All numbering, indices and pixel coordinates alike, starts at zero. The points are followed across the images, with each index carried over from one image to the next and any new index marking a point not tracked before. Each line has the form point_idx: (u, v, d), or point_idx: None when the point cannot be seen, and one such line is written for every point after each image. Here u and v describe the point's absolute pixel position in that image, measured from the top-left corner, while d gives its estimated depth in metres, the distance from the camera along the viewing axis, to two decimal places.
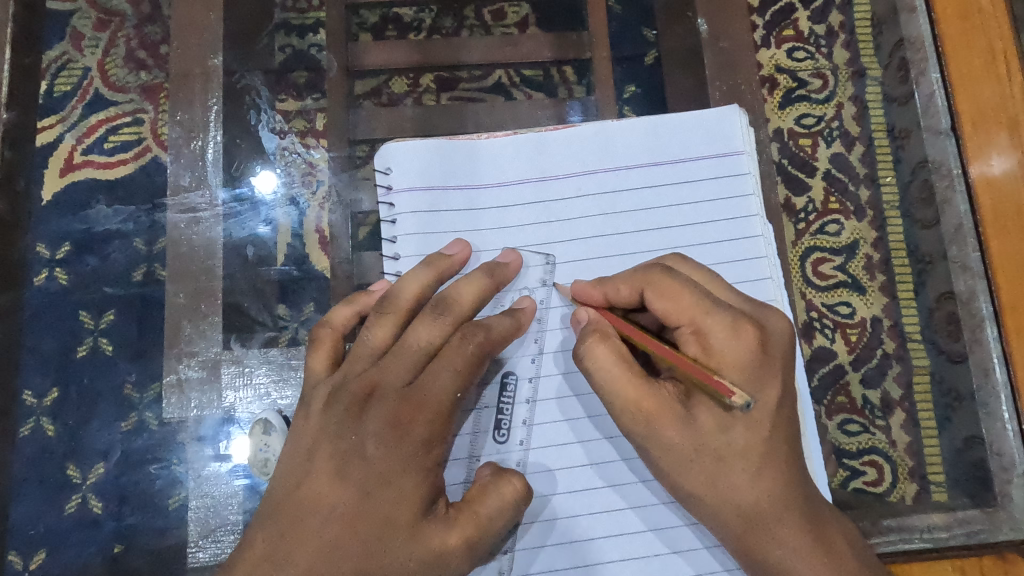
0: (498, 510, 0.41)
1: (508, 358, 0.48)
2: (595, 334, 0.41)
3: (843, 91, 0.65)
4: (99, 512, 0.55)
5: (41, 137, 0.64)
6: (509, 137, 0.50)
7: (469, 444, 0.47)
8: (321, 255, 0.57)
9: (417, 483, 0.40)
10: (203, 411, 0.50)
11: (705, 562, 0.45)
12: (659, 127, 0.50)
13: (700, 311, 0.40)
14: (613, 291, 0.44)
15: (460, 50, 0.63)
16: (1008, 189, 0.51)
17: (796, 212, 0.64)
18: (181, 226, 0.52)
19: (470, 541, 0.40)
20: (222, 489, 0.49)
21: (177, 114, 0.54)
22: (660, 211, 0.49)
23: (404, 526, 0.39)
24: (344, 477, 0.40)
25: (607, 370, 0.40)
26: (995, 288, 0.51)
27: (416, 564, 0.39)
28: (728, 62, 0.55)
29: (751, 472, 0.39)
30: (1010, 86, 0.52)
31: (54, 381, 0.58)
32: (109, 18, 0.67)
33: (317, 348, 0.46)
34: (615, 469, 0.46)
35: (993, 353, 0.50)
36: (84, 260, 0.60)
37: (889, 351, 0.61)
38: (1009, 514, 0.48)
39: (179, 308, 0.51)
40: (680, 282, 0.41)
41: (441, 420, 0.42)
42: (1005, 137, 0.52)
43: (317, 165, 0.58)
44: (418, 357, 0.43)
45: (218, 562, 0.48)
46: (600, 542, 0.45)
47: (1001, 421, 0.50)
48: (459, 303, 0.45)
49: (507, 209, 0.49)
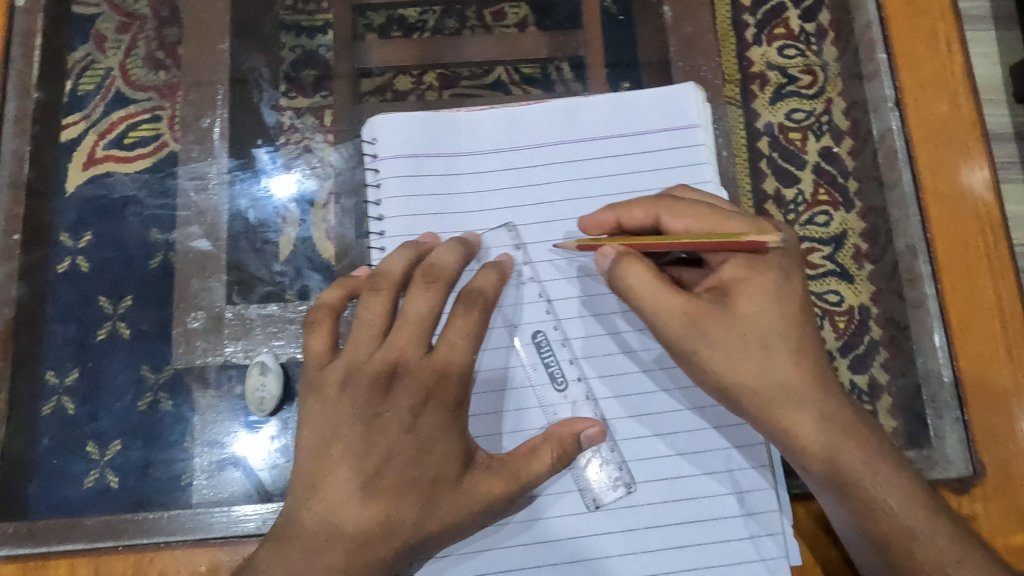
0: (536, 474, 0.45)
1: (511, 306, 0.52)
2: (631, 256, 0.47)
3: (833, 86, 0.67)
4: (115, 485, 0.58)
5: (67, 133, 0.68)
6: (486, 111, 0.55)
7: (485, 381, 0.51)
8: (328, 244, 0.60)
9: (454, 443, 0.45)
10: (207, 359, 0.55)
11: (583, 500, 0.49)
12: (621, 102, 0.55)
13: (718, 218, 0.47)
14: (627, 215, 0.50)
15: (461, 48, 0.68)
16: (943, 160, 0.55)
17: (785, 204, 0.65)
18: (190, 193, 0.58)
19: (510, 491, 0.45)
20: (221, 430, 0.54)
21: (190, 94, 0.59)
22: (621, 177, 0.54)
23: (450, 480, 0.44)
24: (375, 431, 0.44)
25: (644, 288, 0.46)
26: (933, 249, 0.54)
27: (453, 516, 0.43)
28: (689, 45, 0.60)
29: (792, 356, 0.45)
30: (948, 63, 0.57)
31: (74, 360, 0.62)
32: (131, 20, 0.72)
33: (316, 327, 0.47)
34: (606, 404, 0.51)
35: (931, 308, 0.53)
36: (103, 249, 0.65)
37: (878, 338, 0.60)
38: (942, 452, 0.51)
39: (189, 263, 0.56)
40: (690, 202, 0.48)
41: (463, 382, 0.46)
42: (944, 107, 0.56)
43: (326, 157, 0.61)
44: (421, 322, 0.46)
45: (219, 498, 0.53)
46: (579, 471, 0.49)
47: (936, 373, 0.53)
48: (445, 269, 0.47)
49: (482, 175, 0.54)
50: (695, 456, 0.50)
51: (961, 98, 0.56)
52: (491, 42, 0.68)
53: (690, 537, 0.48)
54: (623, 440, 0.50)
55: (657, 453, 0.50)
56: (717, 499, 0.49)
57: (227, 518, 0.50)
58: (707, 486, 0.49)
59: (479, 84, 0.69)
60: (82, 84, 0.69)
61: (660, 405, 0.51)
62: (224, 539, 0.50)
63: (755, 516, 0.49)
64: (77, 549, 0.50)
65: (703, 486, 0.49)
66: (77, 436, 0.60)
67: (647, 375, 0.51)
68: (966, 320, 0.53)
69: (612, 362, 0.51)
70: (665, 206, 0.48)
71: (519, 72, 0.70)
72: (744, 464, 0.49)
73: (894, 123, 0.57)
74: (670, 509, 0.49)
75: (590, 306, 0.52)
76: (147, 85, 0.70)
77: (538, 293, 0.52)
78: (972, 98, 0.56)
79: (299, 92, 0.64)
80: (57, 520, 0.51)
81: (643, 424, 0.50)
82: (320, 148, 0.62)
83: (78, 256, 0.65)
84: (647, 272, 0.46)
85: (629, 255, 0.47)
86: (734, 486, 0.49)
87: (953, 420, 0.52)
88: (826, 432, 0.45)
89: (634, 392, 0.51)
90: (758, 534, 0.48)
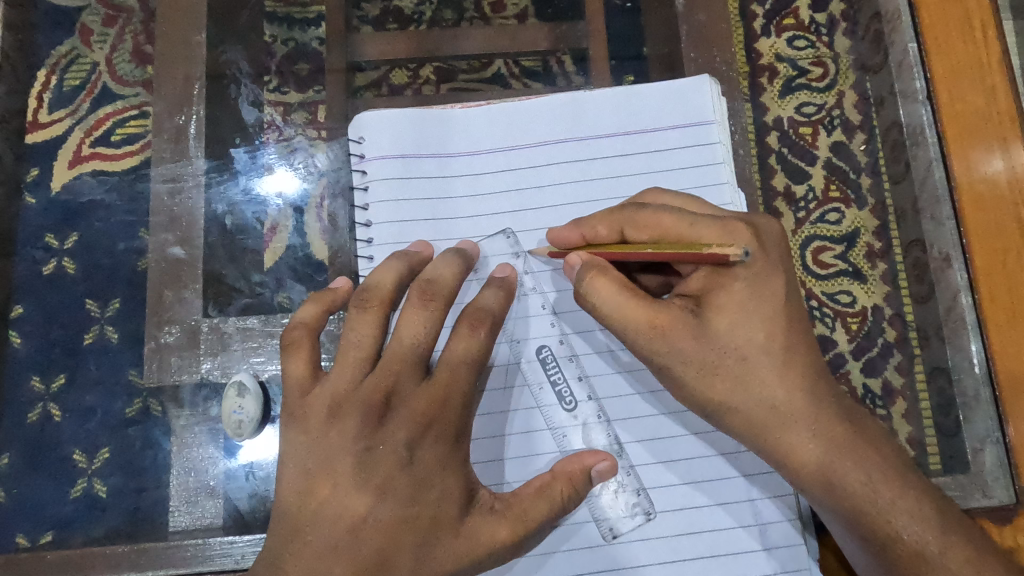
0: (544, 511, 0.41)
1: (515, 319, 0.48)
2: (594, 270, 0.42)
3: (845, 79, 0.63)
4: (102, 495, 0.55)
5: (53, 130, 0.65)
6: (482, 107, 0.51)
7: (489, 402, 0.47)
8: (321, 245, 0.56)
9: (456, 478, 0.41)
10: (181, 377, 0.50)
11: (599, 532, 0.45)
12: (629, 96, 0.51)
13: (683, 225, 0.41)
14: (591, 232, 0.45)
15: (460, 37, 0.64)
16: (977, 156, 0.51)
17: (795, 200, 0.63)
18: (163, 196, 0.53)
19: (516, 534, 0.41)
20: (200, 454, 0.50)
21: (161, 89, 0.55)
22: (629, 178, 0.50)
23: (450, 521, 0.40)
24: (368, 466, 0.39)
25: (610, 304, 0.42)
26: (969, 255, 0.50)
27: (453, 559, 0.39)
28: (703, 34, 0.55)
29: (819, 379, 0.41)
30: (985, 53, 0.52)
31: (59, 367, 0.60)
32: (118, 13, 0.67)
33: (294, 351, 0.42)
34: (619, 427, 0.46)
35: (967, 320, 0.49)
36: (88, 252, 0.62)
37: (891, 340, 0.59)
38: (980, 479, 0.47)
39: (163, 273, 0.52)
40: (655, 211, 0.43)
41: (463, 410, 0.41)
42: (981, 101, 0.51)
43: (315, 153, 0.57)
44: (418, 346, 0.41)
45: (199, 526, 0.49)
46: (594, 501, 0.45)
47: (975, 391, 0.49)
48: (443, 284, 0.43)
49: (479, 176, 0.50)
50: (716, 483, 0.45)
51: (1001, 91, 0.51)
52: (488, 34, 0.64)
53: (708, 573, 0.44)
54: (635, 468, 0.46)
55: (671, 482, 0.46)
56: (741, 531, 0.45)
57: (201, 551, 0.46)
58: (728, 516, 0.45)
59: (477, 77, 0.65)
60: (68, 79, 0.66)
61: (678, 428, 0.46)
62: (198, 574, 0.46)
63: (776, 551, 0.44)
64: None
65: (722, 518, 0.45)
66: (53, 452, 0.57)
67: (660, 395, 0.47)
68: (1007, 333, 0.48)
69: (623, 381, 0.47)
70: (627, 222, 0.44)
71: (520, 65, 0.65)
72: (765, 493, 0.45)
73: (925, 118, 0.52)
74: (693, 542, 0.45)
75: None
76: (134, 80, 0.66)
77: (541, 305, 0.48)
78: (1010, 87, 0.51)
79: (292, 87, 0.62)
80: (19, 554, 0.47)
81: (655, 449, 0.46)
82: (310, 145, 0.58)
83: (63, 258, 0.62)
84: (614, 284, 0.42)
85: (595, 266, 0.42)
86: (755, 518, 0.45)
87: (993, 442, 0.47)
88: (865, 463, 0.40)
89: (646, 414, 0.47)
90: (782, 570, 0.44)
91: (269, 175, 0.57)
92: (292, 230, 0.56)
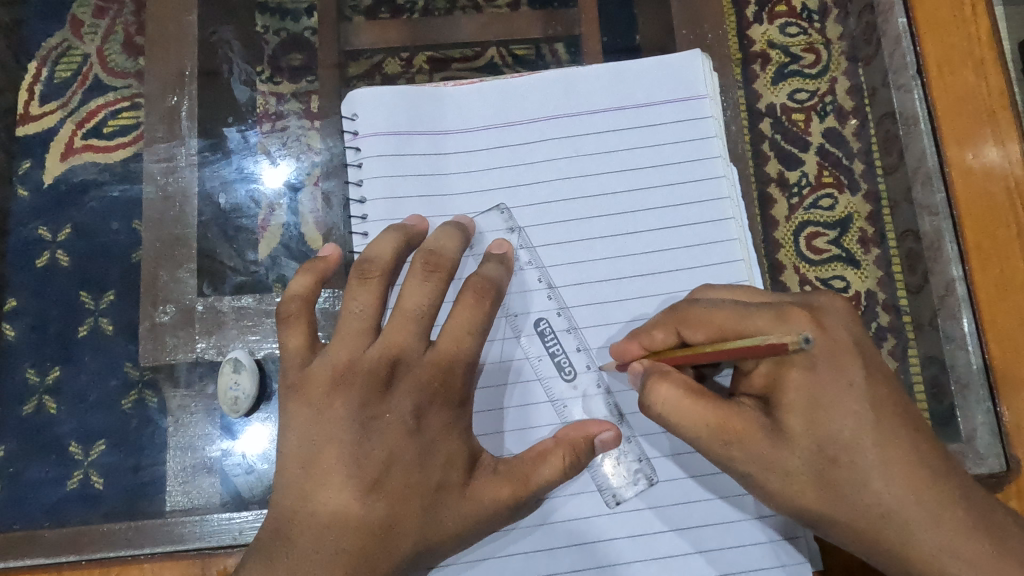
0: (547, 478, 0.42)
1: (515, 295, 0.48)
2: (656, 375, 0.41)
3: (837, 65, 0.63)
4: (100, 487, 0.54)
5: (43, 121, 0.66)
6: (475, 85, 0.51)
7: (489, 377, 0.47)
8: (315, 233, 0.55)
9: (459, 444, 0.41)
10: (176, 357, 0.51)
11: (599, 501, 0.45)
12: (621, 71, 0.51)
13: (737, 319, 0.40)
14: (649, 339, 0.44)
15: (453, 25, 0.63)
16: (968, 131, 0.51)
17: (789, 186, 0.63)
18: (157, 175, 0.54)
19: (518, 497, 0.41)
20: (197, 431, 0.50)
21: (152, 70, 0.55)
22: (622, 153, 0.50)
23: (455, 486, 0.40)
24: (371, 433, 0.40)
25: (673, 411, 0.40)
26: (960, 226, 0.50)
27: (457, 524, 0.40)
28: (693, 12, 0.56)
29: None
30: (974, 29, 0.52)
31: (54, 360, 0.60)
32: (108, 5, 0.66)
33: (293, 323, 0.42)
34: (622, 399, 0.47)
35: (958, 291, 0.50)
36: (82, 241, 0.62)
37: (884, 325, 0.59)
38: (972, 447, 0.48)
39: (157, 254, 0.53)
40: (707, 308, 0.42)
41: (468, 379, 0.42)
42: (971, 77, 0.51)
43: (312, 144, 0.57)
44: (419, 315, 0.42)
45: (192, 506, 0.49)
46: (595, 471, 0.45)
47: (966, 353, 0.49)
48: (445, 255, 0.44)
49: (472, 153, 0.50)
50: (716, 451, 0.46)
51: (990, 66, 0.51)
52: (482, 21, 0.64)
53: (704, 540, 0.45)
54: (634, 438, 0.46)
55: (668, 451, 0.46)
56: (740, 498, 0.45)
57: (198, 528, 0.46)
58: (727, 485, 0.45)
59: (469, 67, 0.65)
60: (59, 71, 0.67)
61: None
62: (195, 550, 0.46)
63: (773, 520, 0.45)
64: (38, 564, 0.46)
65: (718, 485, 0.45)
66: (44, 441, 0.58)
67: None
68: (999, 303, 0.48)
69: None
70: (682, 320, 0.43)
71: (512, 55, 0.66)
72: None
73: (916, 94, 0.53)
74: (692, 510, 0.45)
75: (607, 292, 0.48)
76: (126, 72, 0.65)
77: (537, 279, 0.48)
78: (999, 63, 0.51)
79: (285, 78, 0.60)
80: (16, 534, 0.46)
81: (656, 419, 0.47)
82: (303, 132, 0.58)
83: (57, 251, 0.62)
84: (678, 389, 0.40)
85: (656, 372, 0.41)
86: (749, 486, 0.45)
87: (983, 412, 0.48)
88: None
89: None
90: (777, 538, 0.44)
91: (266, 161, 0.57)
92: (286, 211, 0.56)
